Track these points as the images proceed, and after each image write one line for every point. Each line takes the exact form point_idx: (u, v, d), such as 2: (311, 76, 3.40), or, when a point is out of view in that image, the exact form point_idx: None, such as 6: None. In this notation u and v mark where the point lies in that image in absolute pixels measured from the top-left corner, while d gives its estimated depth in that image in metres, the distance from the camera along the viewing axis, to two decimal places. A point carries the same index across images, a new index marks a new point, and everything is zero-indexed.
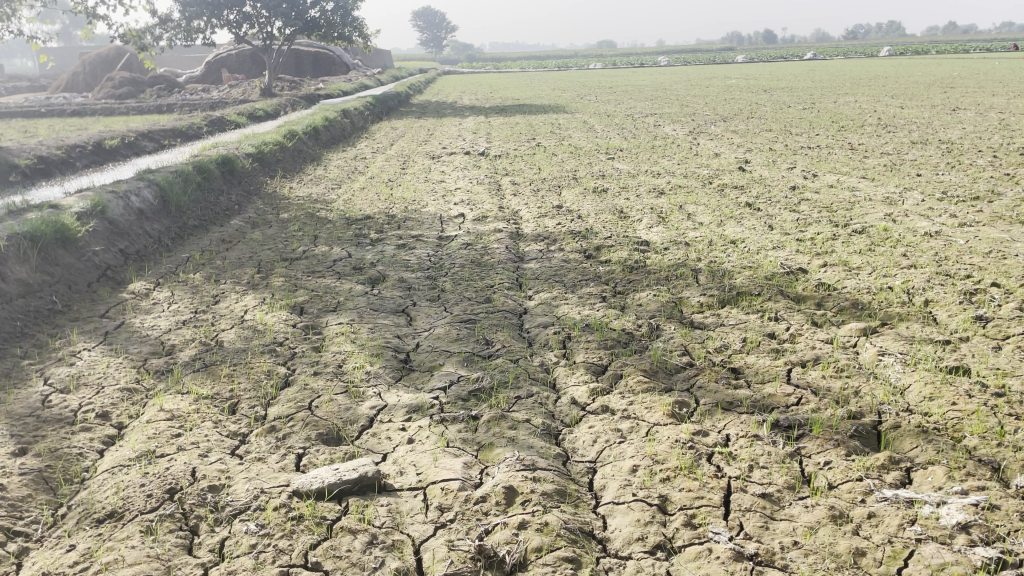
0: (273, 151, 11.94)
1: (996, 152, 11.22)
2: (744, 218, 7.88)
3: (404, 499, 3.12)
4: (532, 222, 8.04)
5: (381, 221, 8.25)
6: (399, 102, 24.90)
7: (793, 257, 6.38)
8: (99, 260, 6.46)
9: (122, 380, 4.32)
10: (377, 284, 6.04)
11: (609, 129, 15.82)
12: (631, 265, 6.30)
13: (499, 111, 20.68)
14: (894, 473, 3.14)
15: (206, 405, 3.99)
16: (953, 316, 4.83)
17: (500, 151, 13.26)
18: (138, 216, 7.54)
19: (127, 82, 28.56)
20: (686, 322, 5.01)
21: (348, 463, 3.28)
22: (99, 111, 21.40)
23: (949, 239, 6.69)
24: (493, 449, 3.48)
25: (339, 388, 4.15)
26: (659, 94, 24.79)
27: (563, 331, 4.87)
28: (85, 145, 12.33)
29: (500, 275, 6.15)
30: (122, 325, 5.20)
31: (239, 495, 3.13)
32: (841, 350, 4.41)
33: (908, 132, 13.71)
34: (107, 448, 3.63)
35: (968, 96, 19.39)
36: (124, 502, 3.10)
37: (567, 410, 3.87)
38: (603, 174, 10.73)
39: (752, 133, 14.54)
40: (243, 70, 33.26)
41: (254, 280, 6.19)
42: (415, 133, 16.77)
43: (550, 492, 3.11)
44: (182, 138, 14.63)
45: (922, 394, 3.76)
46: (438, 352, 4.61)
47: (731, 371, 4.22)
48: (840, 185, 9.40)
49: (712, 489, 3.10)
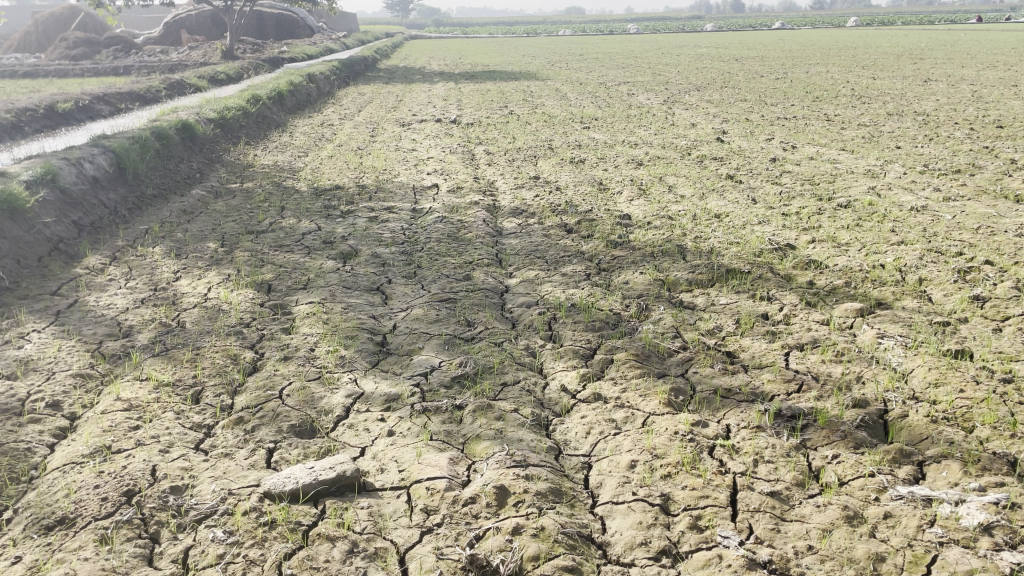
0: (236, 117, 11.44)
1: (973, 124, 11.13)
2: (726, 191, 7.68)
3: (385, 500, 2.87)
4: (508, 194, 7.77)
5: (352, 192, 7.90)
6: (366, 66, 24.25)
7: (780, 232, 6.19)
8: (51, 232, 6.05)
9: (75, 365, 3.99)
10: (349, 260, 5.74)
11: (581, 97, 15.53)
12: (615, 240, 6.06)
13: (469, 77, 20.18)
14: (906, 467, 2.98)
15: (167, 393, 3.69)
16: (950, 296, 4.68)
17: (472, 118, 12.88)
18: (92, 185, 7.11)
19: (82, 42, 27.46)
20: (676, 301, 4.80)
21: (323, 461, 3.02)
22: (53, 73, 20.51)
23: (936, 213, 6.55)
24: (480, 443, 3.24)
25: (312, 373, 3.88)
26: (633, 62, 24.46)
27: (549, 311, 4.64)
28: (36, 108, 11.76)
29: (479, 250, 5.90)
30: (74, 304, 4.85)
31: (204, 497, 2.86)
32: (839, 332, 4.24)
33: (883, 103, 13.59)
34: (58, 443, 3.33)
35: (939, 68, 19.32)
36: (75, 507, 2.82)
37: (556, 398, 3.65)
38: (579, 143, 10.48)
39: (727, 103, 14.32)
40: (204, 31, 32.21)
41: (218, 254, 5.86)
42: (383, 99, 16.26)
43: (545, 491, 2.88)
44: (140, 101, 14.05)
45: (927, 379, 3.60)
46: (416, 335, 4.34)
47: (726, 355, 4.03)
48: (820, 157, 9.24)
49: (717, 487, 2.90)
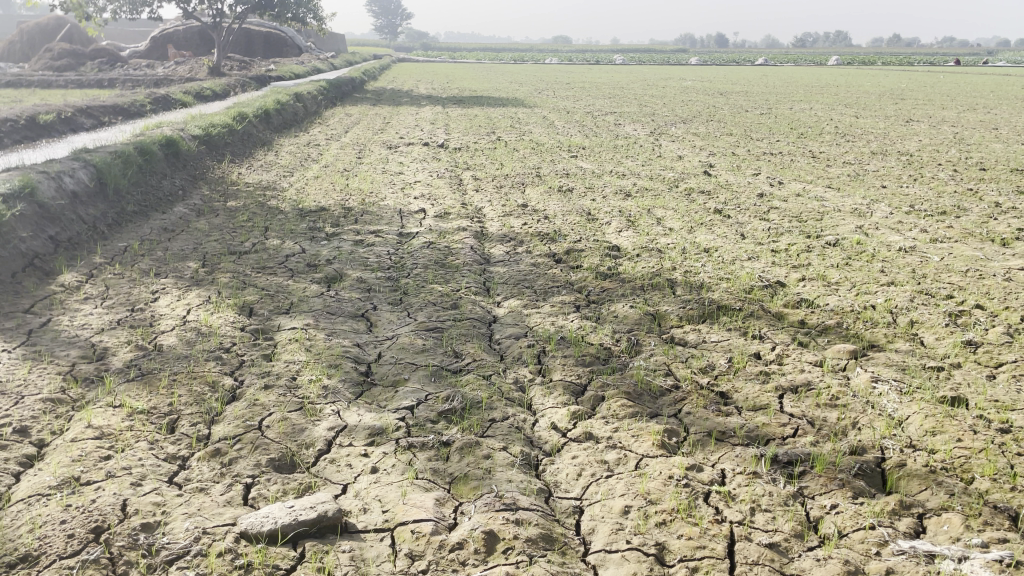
0: (221, 134, 11.30)
1: (957, 166, 11.23)
2: (714, 225, 7.65)
3: (369, 543, 2.74)
4: (496, 221, 7.69)
5: (338, 214, 7.78)
6: (354, 88, 24.24)
7: (770, 269, 6.15)
8: (27, 247, 5.89)
9: (45, 388, 3.83)
10: (333, 284, 5.61)
11: (569, 126, 15.55)
12: (604, 272, 5.99)
13: (456, 102, 20.22)
14: (907, 520, 2.90)
15: (141, 421, 3.54)
16: (942, 340, 4.63)
17: (460, 143, 12.85)
18: (71, 199, 6.95)
19: (66, 53, 27.24)
20: (667, 337, 4.72)
21: (304, 499, 2.89)
22: (35, 84, 20.29)
23: (924, 255, 6.55)
24: (468, 483, 3.12)
25: (293, 404, 3.74)
26: (620, 92, 24.69)
27: (538, 344, 4.54)
28: (17, 119, 11.58)
29: (466, 278, 5.80)
30: (48, 324, 4.68)
31: (177, 536, 2.72)
32: (833, 374, 4.17)
33: (867, 142, 13.72)
34: (24, 471, 3.16)
35: (919, 108, 19.59)
36: (39, 543, 2.66)
37: (546, 436, 3.54)
38: (567, 172, 10.45)
39: (713, 136, 14.40)
40: (191, 47, 32.14)
41: (199, 275, 5.71)
42: (370, 121, 16.22)
43: (536, 538, 2.77)
44: (123, 115, 13.89)
45: (924, 427, 3.53)
46: (402, 365, 4.22)
47: (719, 396, 3.94)
48: (807, 194, 9.26)
49: (714, 537, 2.80)
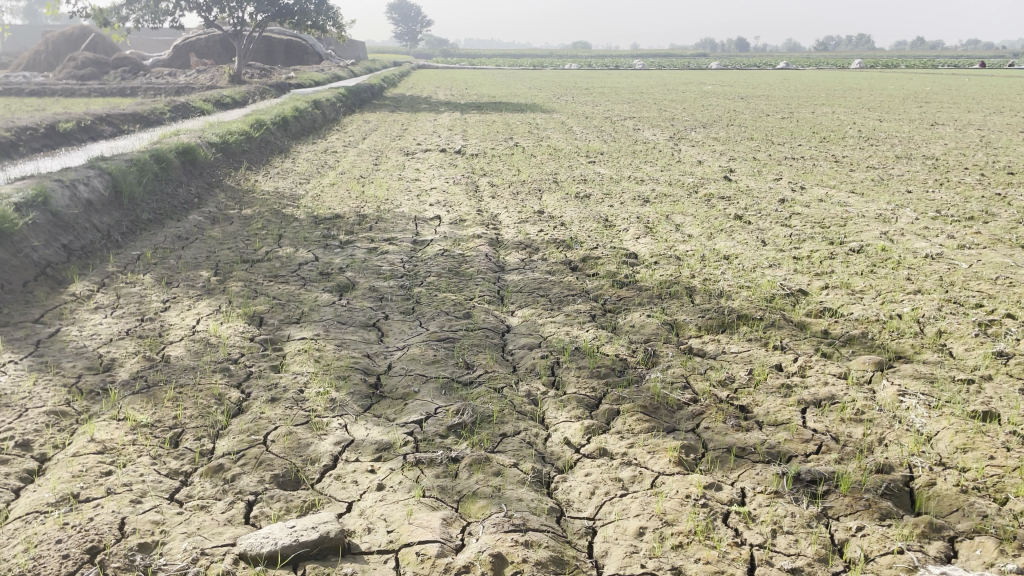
0: (238, 142, 11.30)
1: (984, 170, 10.98)
2: (735, 231, 7.50)
3: (372, 566, 2.64)
4: (512, 228, 7.59)
5: (353, 221, 7.72)
6: (373, 95, 24.29)
7: (792, 277, 5.99)
8: (39, 256, 5.86)
9: (50, 401, 3.77)
10: (345, 293, 5.53)
11: (587, 131, 15.45)
12: (621, 280, 5.86)
13: (475, 108, 20.18)
14: (937, 544, 2.75)
15: (144, 436, 3.47)
16: (971, 351, 4.46)
17: (477, 149, 12.78)
18: (85, 208, 6.94)
19: (90, 62, 27.55)
20: (684, 348, 4.58)
21: (306, 518, 2.79)
22: (59, 92, 20.51)
23: (952, 262, 6.36)
24: (476, 502, 3.01)
25: (300, 418, 3.65)
26: (640, 97, 24.53)
27: (552, 355, 4.42)
28: (37, 128, 11.67)
29: (480, 286, 5.69)
30: (56, 334, 4.64)
31: (175, 557, 2.63)
32: (857, 387, 4.01)
33: (891, 146, 13.48)
34: (24, 487, 3.09)
35: (945, 112, 19.24)
36: (34, 563, 2.58)
37: (558, 452, 3.42)
38: (585, 178, 10.34)
39: (733, 141, 14.22)
40: (213, 55, 32.43)
41: (210, 284, 5.65)
42: (389, 127, 16.20)
43: (545, 560, 2.65)
44: (143, 123, 13.97)
45: (954, 444, 3.37)
46: (412, 377, 4.13)
47: (739, 409, 3.80)
48: (830, 199, 9.08)
49: (733, 562, 2.67)
